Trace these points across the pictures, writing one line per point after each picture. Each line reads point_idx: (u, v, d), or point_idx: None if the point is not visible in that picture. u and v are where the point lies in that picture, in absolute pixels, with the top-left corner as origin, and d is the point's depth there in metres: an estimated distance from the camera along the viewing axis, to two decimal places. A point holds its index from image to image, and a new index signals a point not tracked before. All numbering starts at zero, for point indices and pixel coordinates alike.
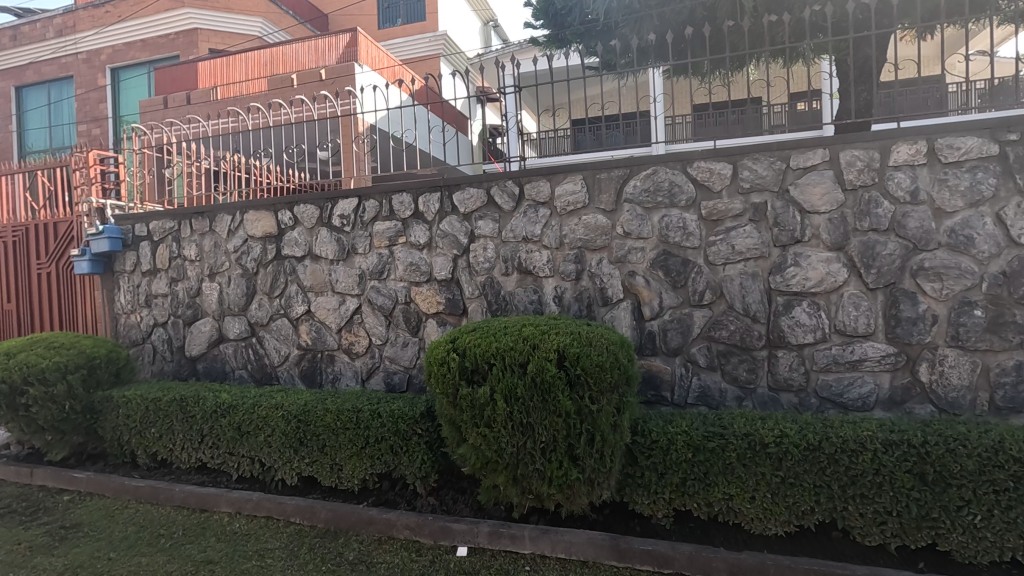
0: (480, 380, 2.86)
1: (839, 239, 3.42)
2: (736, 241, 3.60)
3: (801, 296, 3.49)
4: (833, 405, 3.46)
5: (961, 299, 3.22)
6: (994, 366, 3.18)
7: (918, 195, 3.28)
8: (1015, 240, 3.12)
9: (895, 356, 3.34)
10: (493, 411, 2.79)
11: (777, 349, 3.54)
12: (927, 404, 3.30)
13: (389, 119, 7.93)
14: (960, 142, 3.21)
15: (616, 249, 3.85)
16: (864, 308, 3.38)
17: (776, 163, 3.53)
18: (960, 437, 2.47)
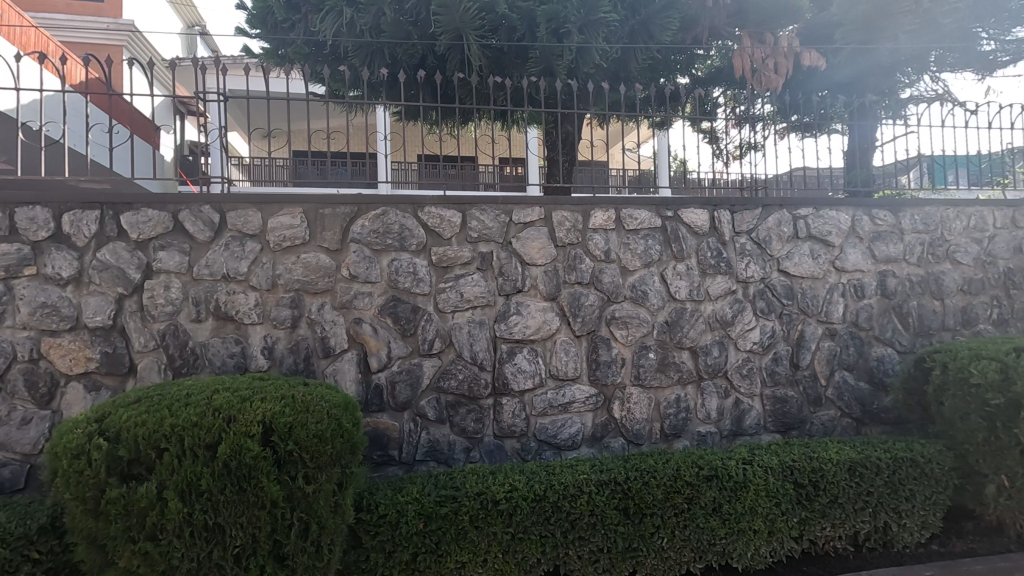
0: (144, 473, 2.08)
1: (552, 289, 3.70)
2: (465, 289, 3.58)
3: (521, 343, 3.64)
4: (549, 446, 3.66)
5: (640, 344, 3.80)
6: (662, 400, 3.81)
7: (610, 255, 3.80)
8: (673, 296, 3.86)
9: (595, 397, 3.72)
10: (163, 515, 2.05)
11: (501, 397, 3.59)
12: (619, 437, 3.75)
13: (22, 105, 5.88)
14: (637, 214, 3.86)
15: (341, 293, 3.43)
16: (572, 353, 3.71)
17: (500, 216, 3.68)
18: (651, 469, 2.81)
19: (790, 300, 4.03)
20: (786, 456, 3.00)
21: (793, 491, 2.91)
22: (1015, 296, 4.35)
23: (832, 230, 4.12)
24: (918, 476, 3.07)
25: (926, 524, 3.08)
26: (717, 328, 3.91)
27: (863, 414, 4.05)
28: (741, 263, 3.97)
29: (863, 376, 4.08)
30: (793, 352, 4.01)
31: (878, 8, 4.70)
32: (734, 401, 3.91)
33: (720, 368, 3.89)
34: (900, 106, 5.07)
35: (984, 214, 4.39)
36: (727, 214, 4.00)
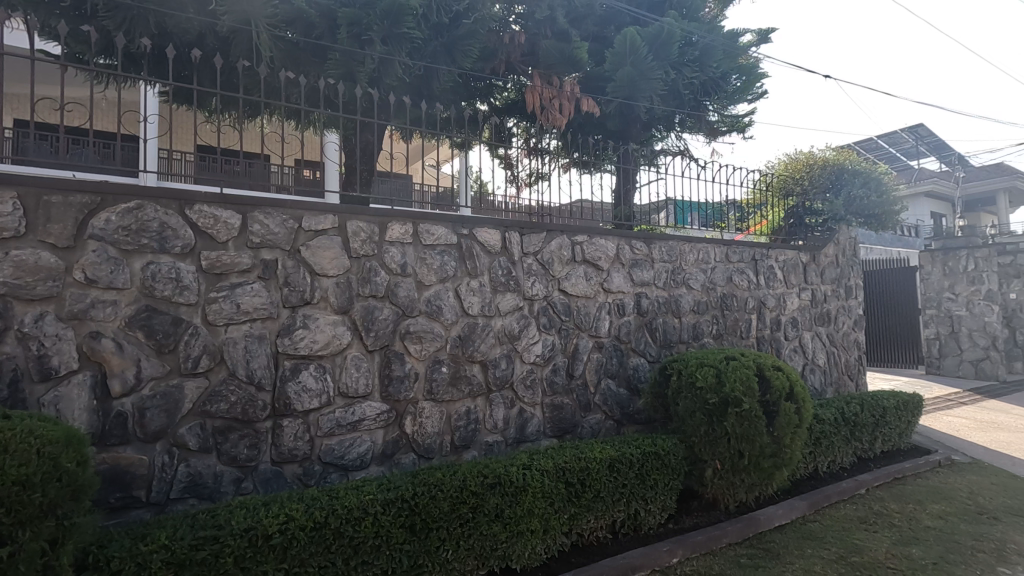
0: None
1: (344, 302, 3.53)
2: (242, 299, 3.21)
3: (307, 359, 3.39)
4: (334, 469, 3.45)
5: (433, 358, 3.83)
6: (453, 413, 3.89)
7: (406, 269, 3.78)
8: (466, 311, 3.99)
9: (386, 413, 3.63)
10: None
11: (281, 418, 3.28)
12: (409, 453, 3.71)
13: None
14: (434, 229, 3.92)
15: (72, 301, 2.79)
16: (364, 369, 3.57)
17: (287, 221, 3.39)
18: (438, 483, 2.84)
19: (567, 316, 4.49)
20: (560, 458, 3.31)
21: (565, 489, 3.21)
22: (727, 315, 5.50)
23: (602, 256, 4.73)
24: (660, 466, 3.64)
25: (665, 506, 3.67)
26: (505, 342, 4.16)
27: (622, 415, 4.67)
28: (528, 281, 4.30)
29: (623, 383, 4.72)
30: (569, 363, 4.46)
31: (639, 71, 5.55)
32: (518, 411, 4.19)
33: (507, 380, 4.13)
34: (653, 156, 6.08)
35: (708, 250, 5.47)
36: (516, 235, 4.30)
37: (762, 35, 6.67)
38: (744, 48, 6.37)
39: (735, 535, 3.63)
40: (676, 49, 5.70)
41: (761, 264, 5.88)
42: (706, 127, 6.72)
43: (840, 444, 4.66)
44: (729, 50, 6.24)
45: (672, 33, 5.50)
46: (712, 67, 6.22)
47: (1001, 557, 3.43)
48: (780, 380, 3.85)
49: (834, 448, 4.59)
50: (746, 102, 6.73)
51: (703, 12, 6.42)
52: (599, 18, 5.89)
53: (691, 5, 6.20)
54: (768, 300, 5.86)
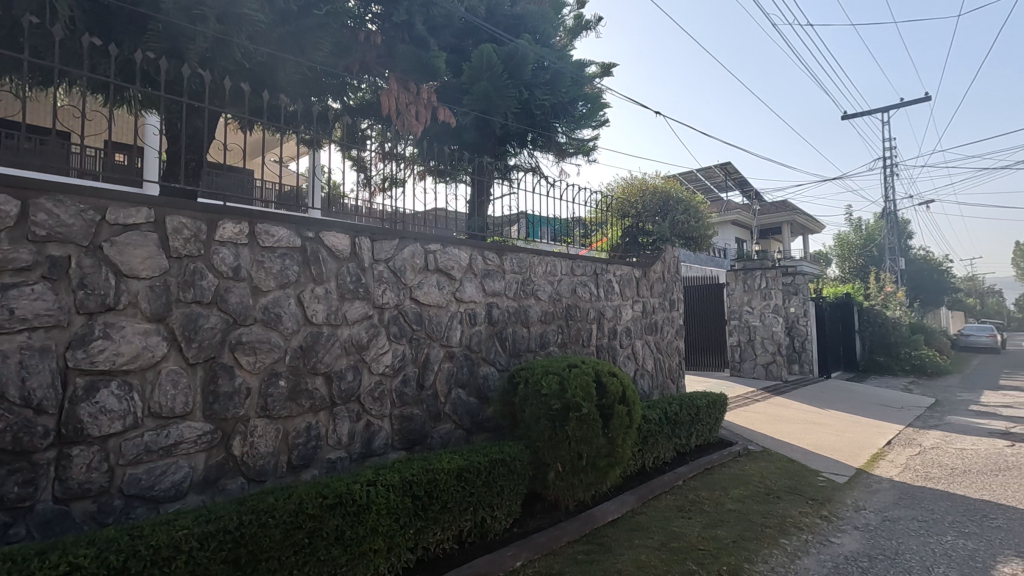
0: None
1: (160, 309, 3.08)
2: (20, 303, 2.63)
3: (109, 375, 2.88)
4: (141, 502, 2.97)
5: (269, 371, 3.50)
6: (291, 430, 3.59)
7: (239, 272, 3.41)
8: (309, 319, 3.72)
9: (210, 434, 3.23)
10: None
11: (70, 447, 2.74)
12: (237, 477, 3.33)
13: None
14: (274, 230, 3.60)
15: None
16: (183, 385, 3.14)
17: (86, 212, 2.87)
18: (270, 508, 2.59)
19: (419, 326, 4.42)
20: (406, 471, 3.22)
21: (411, 504, 3.13)
22: (571, 325, 5.86)
23: (455, 266, 4.74)
24: (507, 473, 3.72)
25: (510, 511, 3.76)
26: (352, 352, 3.96)
27: (471, 424, 4.71)
28: (378, 289, 4.15)
29: (473, 392, 4.76)
30: (419, 373, 4.38)
31: (495, 87, 5.71)
32: (365, 424, 4.00)
33: (353, 393, 3.92)
34: (507, 170, 6.30)
35: (555, 263, 5.79)
36: (367, 241, 4.13)
37: (605, 68, 7.29)
38: (590, 78, 6.91)
39: (574, 533, 3.84)
40: (529, 71, 5.97)
41: (601, 278, 6.37)
42: (555, 147, 7.14)
43: (663, 441, 5.19)
44: (577, 79, 6.72)
45: (525, 55, 5.76)
46: (561, 92, 6.64)
47: (782, 530, 4.08)
48: (614, 385, 4.18)
49: (659, 445, 5.11)
50: (590, 129, 7.29)
51: (554, 39, 6.83)
52: (458, 31, 5.97)
53: (543, 32, 6.56)
54: (606, 311, 6.37)
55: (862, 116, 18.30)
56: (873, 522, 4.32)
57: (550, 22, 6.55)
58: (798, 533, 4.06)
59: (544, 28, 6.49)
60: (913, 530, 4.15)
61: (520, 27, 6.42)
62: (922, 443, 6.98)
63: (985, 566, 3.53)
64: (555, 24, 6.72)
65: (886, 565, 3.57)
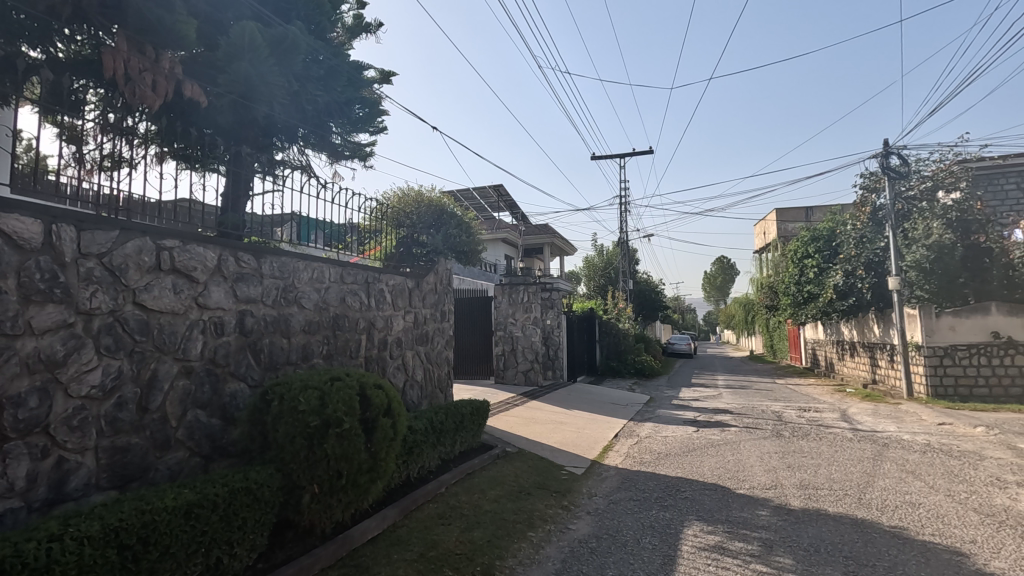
0: None
1: None
2: None
3: None
4: None
5: None
6: None
7: None
8: None
9: None
10: None
11: None
12: None
13: None
14: None
15: None
16: None
17: None
18: None
19: (144, 337, 3.67)
20: (110, 517, 2.62)
21: (115, 557, 2.55)
22: (338, 336, 5.56)
23: (197, 267, 4.09)
24: (251, 503, 3.30)
25: (253, 546, 3.34)
26: (39, 370, 3.07)
27: (211, 450, 4.07)
28: (84, 291, 3.32)
29: (215, 413, 4.13)
30: (141, 395, 3.63)
31: (259, 71, 5.14)
32: (54, 462, 3.13)
33: (37, 423, 3.04)
34: (271, 166, 5.75)
35: (323, 269, 5.44)
36: (70, 230, 3.28)
37: (385, 75, 7.22)
38: (369, 82, 6.75)
39: (328, 558, 3.58)
40: (300, 61, 5.55)
41: (373, 287, 6.21)
42: (328, 148, 6.78)
43: (428, 451, 5.25)
44: (353, 79, 6.50)
45: (296, 43, 5.33)
46: (336, 91, 6.35)
47: (530, 524, 4.46)
48: (379, 398, 4.06)
49: (423, 455, 5.14)
50: (367, 134, 7.12)
51: (331, 35, 6.52)
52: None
53: (318, 24, 6.20)
54: (377, 321, 6.22)
55: (605, 159, 21.68)
56: (601, 506, 5.03)
57: (326, 15, 6.22)
58: (543, 525, 4.48)
59: (320, 20, 6.15)
60: (629, 508, 4.94)
61: (292, 12, 5.95)
62: (640, 434, 8.43)
63: (676, 531, 4.38)
64: (332, 19, 6.41)
65: (609, 543, 4.16)
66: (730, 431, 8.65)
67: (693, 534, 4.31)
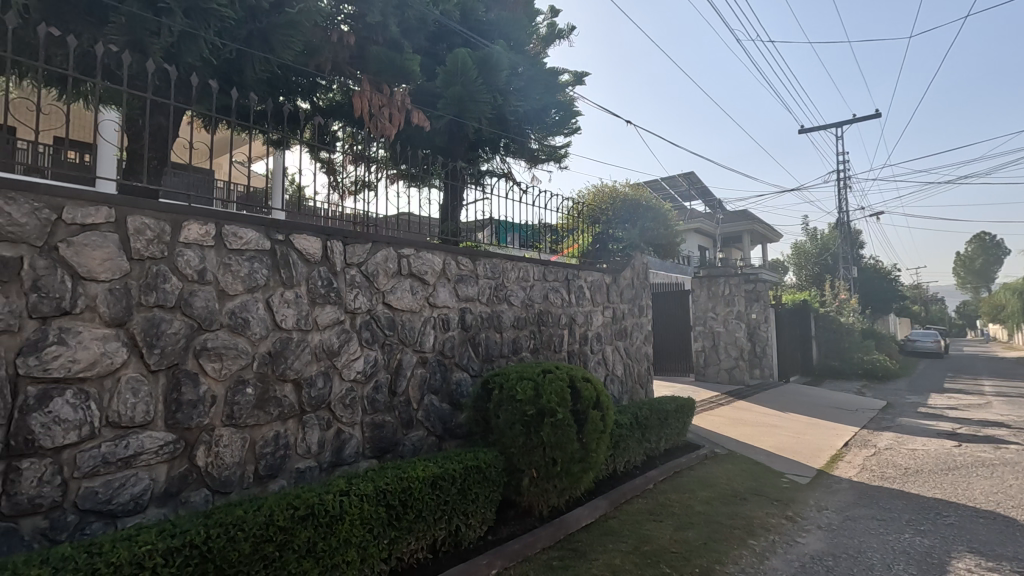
0: None
1: (120, 314, 2.90)
2: None
3: (62, 383, 2.69)
4: (96, 517, 2.78)
5: (236, 378, 3.35)
6: (258, 439, 3.44)
7: (205, 276, 3.26)
8: (278, 324, 3.59)
9: (173, 445, 3.05)
10: None
11: (18, 461, 2.54)
12: (200, 489, 3.16)
13: None
14: (242, 232, 3.47)
15: None
16: (143, 394, 2.96)
17: (41, 210, 2.68)
18: (238, 521, 2.54)
19: (391, 331, 4.34)
20: (379, 481, 3.17)
21: (384, 513, 3.08)
22: (543, 331, 5.87)
23: (428, 270, 4.69)
24: (481, 480, 3.69)
25: (484, 519, 3.72)
26: (323, 358, 3.85)
27: (444, 431, 4.65)
28: (350, 294, 4.06)
29: (445, 398, 4.70)
30: (391, 380, 4.30)
31: (468, 92, 5.66)
32: (335, 432, 3.89)
33: (323, 400, 3.81)
34: (480, 177, 6.32)
35: (528, 268, 5.80)
36: (338, 245, 4.04)
37: (578, 77, 7.38)
38: (562, 86, 6.98)
39: (547, 539, 3.83)
40: (502, 77, 5.99)
41: (573, 284, 6.42)
42: (527, 153, 7.18)
43: (634, 446, 5.25)
44: (550, 85, 6.74)
45: (499, 61, 5.78)
46: (534, 99, 6.71)
47: (750, 531, 4.18)
48: (588, 390, 4.20)
49: (629, 450, 5.16)
50: (562, 136, 7.38)
51: (528, 46, 6.88)
52: (431, 34, 5.91)
53: (516, 39, 6.60)
54: (577, 316, 6.42)
55: (817, 131, 19.06)
56: (834, 522, 4.47)
57: (523, 29, 6.59)
58: (765, 534, 4.16)
59: (517, 35, 6.54)
60: (871, 528, 4.31)
61: (493, 32, 6.44)
62: (877, 444, 7.28)
63: (940, 561, 3.69)
64: (528, 32, 6.77)
65: (849, 563, 3.69)
66: (1008, 448, 6.97)
67: (965, 569, 3.58)
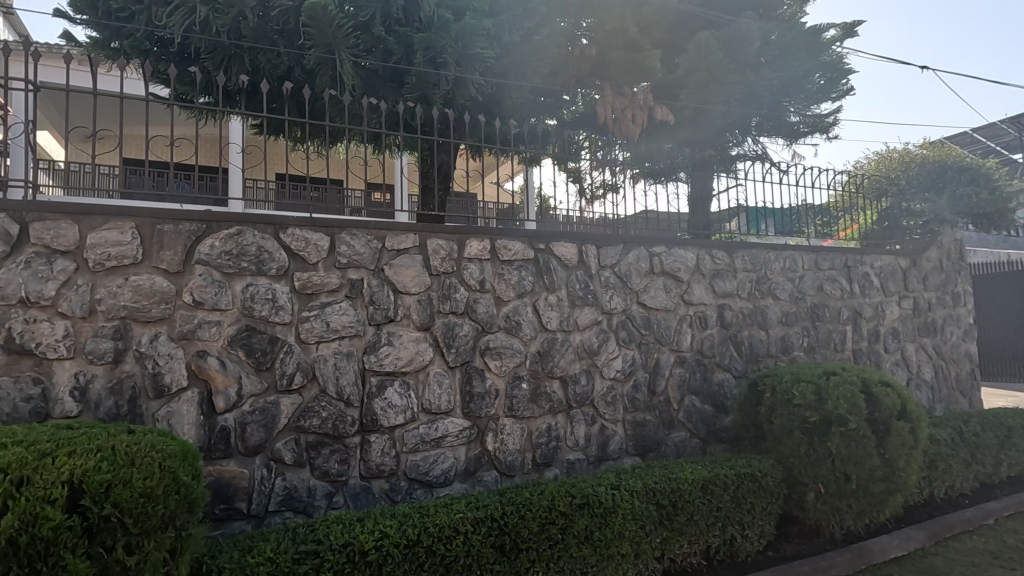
0: None
1: (426, 320, 3.54)
2: (331, 318, 3.28)
3: (393, 376, 3.40)
4: (419, 485, 3.43)
5: (513, 374, 3.77)
6: (534, 430, 3.81)
7: (484, 285, 3.76)
8: (544, 326, 3.93)
9: (469, 430, 3.59)
10: None
11: (369, 435, 3.30)
12: (491, 470, 3.65)
13: None
14: (511, 245, 3.90)
15: (182, 322, 2.94)
16: (446, 386, 3.55)
17: (372, 241, 3.46)
18: (527, 502, 2.86)
19: (647, 331, 4.34)
20: (649, 479, 3.20)
21: (656, 512, 3.10)
22: (819, 327, 5.15)
23: (681, 267, 4.56)
24: (756, 489, 3.42)
25: (763, 533, 3.43)
26: (585, 357, 4.06)
27: (708, 434, 4.45)
28: (606, 295, 4.20)
29: (708, 400, 4.49)
30: (650, 379, 4.30)
31: (714, 75, 5.45)
32: (600, 428, 4.06)
33: (587, 397, 4.01)
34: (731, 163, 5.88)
35: (796, 257, 5.16)
36: (593, 249, 4.23)
37: (847, 29, 6.31)
38: (827, 45, 6.07)
39: (844, 567, 3.34)
40: (753, 50, 5.52)
41: (855, 271, 5.48)
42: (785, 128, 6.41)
43: (959, 468, 4.21)
44: (810, 47, 6.06)
45: (747, 34, 5.32)
46: (791, 67, 5.97)
47: None
48: (889, 397, 3.53)
49: (952, 473, 4.15)
50: (828, 102, 6.41)
51: (779, 10, 6.17)
52: (669, 24, 5.76)
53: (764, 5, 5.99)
54: (864, 309, 5.45)
55: None
56: None
57: None
58: None
59: None
60: None
61: (737, 5, 5.96)
62: None
63: None
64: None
65: None
66: None
67: None
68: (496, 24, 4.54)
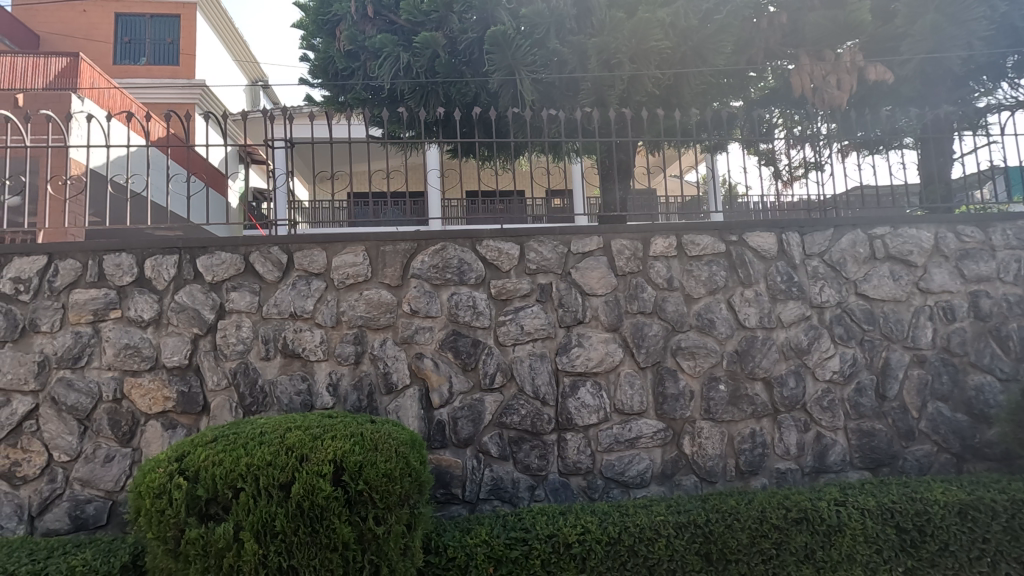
0: (231, 500, 2.25)
1: (614, 320, 3.56)
2: (525, 321, 3.49)
3: (584, 376, 3.49)
4: (616, 484, 3.46)
5: (710, 375, 3.58)
6: (736, 434, 3.56)
7: (672, 283, 3.65)
8: (742, 324, 3.65)
9: (664, 432, 3.51)
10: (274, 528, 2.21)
11: (565, 433, 3.43)
12: (690, 475, 3.51)
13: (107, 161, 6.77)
14: (699, 240, 3.72)
15: (403, 328, 3.40)
16: (638, 387, 3.52)
17: (559, 246, 3.60)
18: (734, 511, 2.70)
19: (871, 326, 3.76)
20: (884, 497, 2.77)
21: (895, 537, 2.68)
22: None
23: (914, 250, 3.85)
24: None
25: None
26: (792, 356, 3.67)
27: (962, 449, 3.68)
28: (815, 286, 3.75)
29: (960, 407, 3.72)
30: (878, 382, 3.71)
31: (947, 15, 4.55)
32: (815, 435, 3.63)
33: (798, 402, 3.62)
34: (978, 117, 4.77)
35: None
36: (796, 237, 3.81)
37: None
38: None
39: None
40: None
41: None
42: None
43: None
44: None
45: None
46: None
47: None
48: None
49: None
50: None
51: None
52: None
53: None
54: None
55: None
56: None
57: None
58: None
59: None
60: None
61: None
62: None
63: None
64: None
65: None
66: None
67: None
68: (670, 13, 4.40)
